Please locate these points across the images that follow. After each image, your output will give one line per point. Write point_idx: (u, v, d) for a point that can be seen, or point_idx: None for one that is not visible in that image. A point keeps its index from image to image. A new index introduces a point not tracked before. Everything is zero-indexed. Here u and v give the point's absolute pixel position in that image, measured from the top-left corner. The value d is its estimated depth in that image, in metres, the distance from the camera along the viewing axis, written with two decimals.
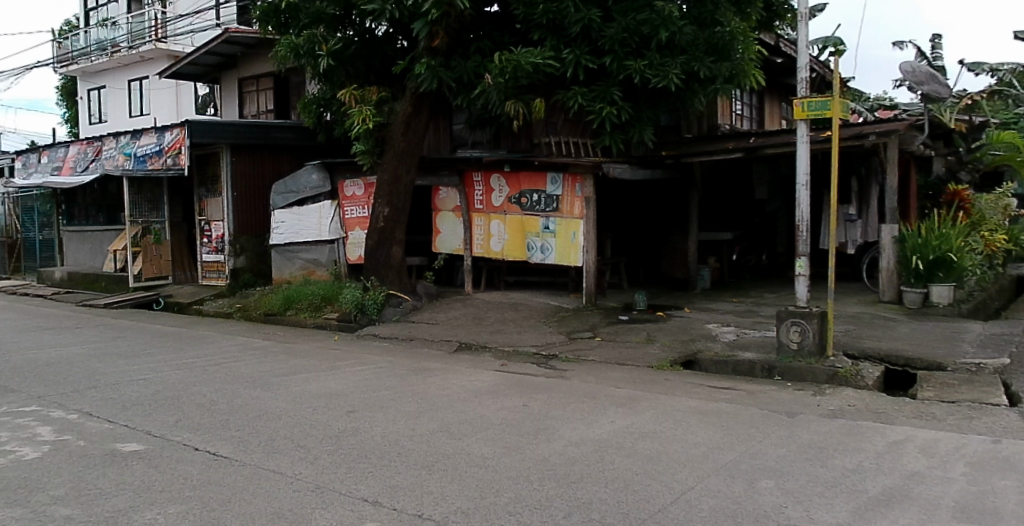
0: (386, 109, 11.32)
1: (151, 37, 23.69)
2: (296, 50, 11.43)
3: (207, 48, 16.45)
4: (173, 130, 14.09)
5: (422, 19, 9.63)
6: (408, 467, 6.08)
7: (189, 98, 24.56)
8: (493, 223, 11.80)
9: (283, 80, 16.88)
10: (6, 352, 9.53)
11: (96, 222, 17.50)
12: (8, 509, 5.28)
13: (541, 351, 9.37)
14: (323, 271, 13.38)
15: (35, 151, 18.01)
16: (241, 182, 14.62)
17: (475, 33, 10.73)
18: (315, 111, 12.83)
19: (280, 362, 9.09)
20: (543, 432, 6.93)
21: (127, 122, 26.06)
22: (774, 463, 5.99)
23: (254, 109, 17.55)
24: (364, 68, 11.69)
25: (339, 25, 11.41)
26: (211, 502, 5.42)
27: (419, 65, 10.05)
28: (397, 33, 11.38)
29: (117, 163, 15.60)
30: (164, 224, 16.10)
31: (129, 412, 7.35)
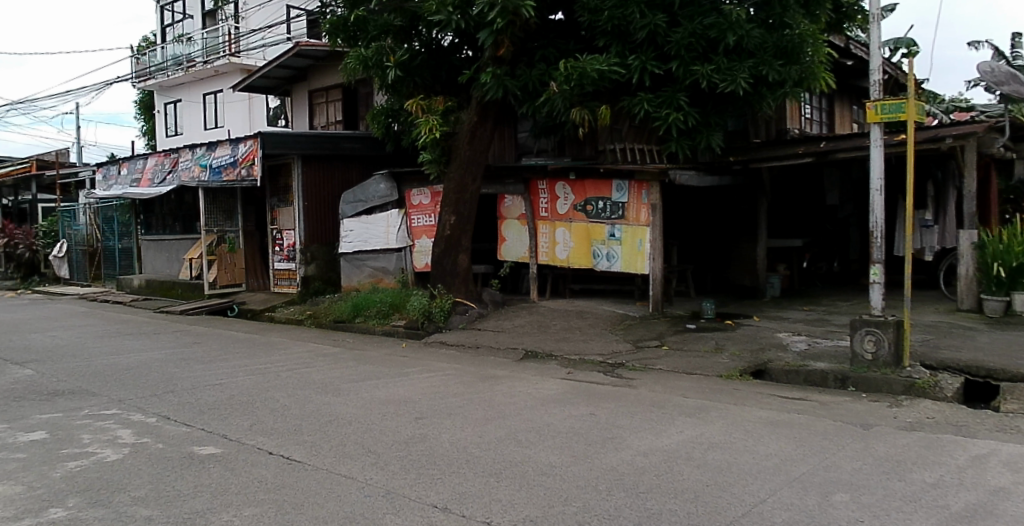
0: (452, 118, 11.46)
1: (225, 52, 24.60)
2: (365, 62, 11.51)
3: (278, 61, 16.92)
4: (246, 141, 14.45)
5: (487, 28, 9.63)
6: (476, 474, 6.08)
7: (261, 110, 25.28)
8: (559, 231, 11.77)
9: (351, 91, 17.23)
10: (90, 357, 9.87)
11: (173, 231, 18.14)
12: (92, 509, 5.45)
13: (608, 359, 9.29)
14: (390, 279, 13.53)
15: (114, 163, 18.71)
16: (312, 192, 14.92)
17: (539, 42, 10.76)
18: (383, 121, 13.01)
19: (350, 368, 9.22)
20: (610, 441, 6.86)
21: (201, 134, 27.01)
22: (850, 476, 5.80)
23: (323, 120, 17.91)
24: (430, 79, 11.84)
25: (405, 36, 11.57)
26: (285, 505, 5.50)
27: (485, 74, 10.09)
28: (462, 43, 11.59)
29: (194, 175, 15.97)
30: (238, 232, 16.56)
31: (205, 416, 7.53)
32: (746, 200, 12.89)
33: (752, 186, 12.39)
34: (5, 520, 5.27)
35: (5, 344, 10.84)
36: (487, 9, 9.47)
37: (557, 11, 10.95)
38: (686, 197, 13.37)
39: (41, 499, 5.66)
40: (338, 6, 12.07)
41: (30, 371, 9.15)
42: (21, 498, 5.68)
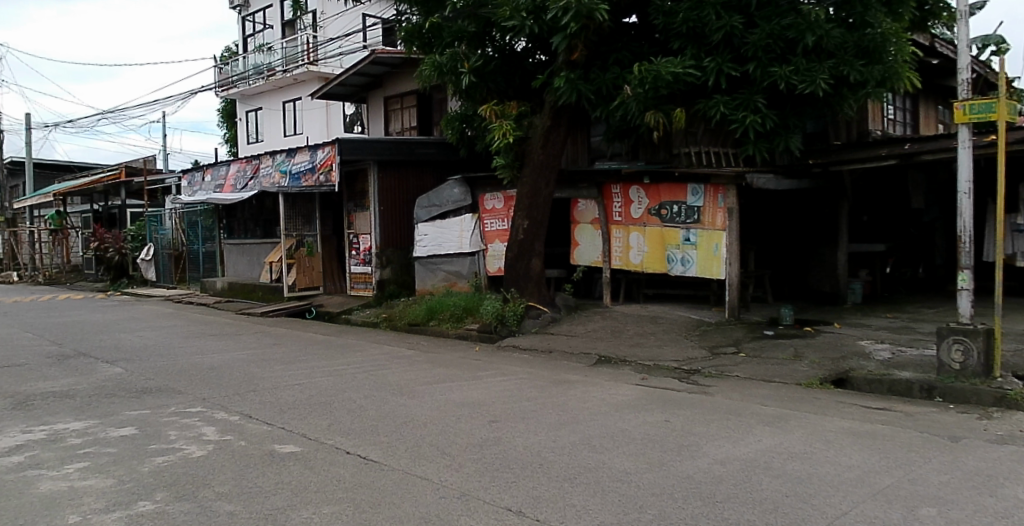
0: (525, 123, 11.46)
1: (303, 61, 25.32)
2: (440, 68, 11.66)
3: (356, 69, 17.30)
4: (325, 148, 14.79)
5: (561, 33, 9.68)
6: (550, 479, 6.05)
7: (338, 117, 25.80)
8: (632, 235, 11.71)
9: (426, 97, 17.46)
10: (178, 356, 10.24)
11: (254, 235, 18.68)
12: (179, 503, 5.62)
13: (683, 366, 9.16)
14: (464, 283, 13.66)
15: (199, 170, 19.43)
16: (387, 197, 15.17)
17: (613, 45, 10.73)
18: (457, 127, 13.12)
19: (426, 371, 9.32)
20: (686, 448, 6.74)
21: (282, 142, 27.71)
22: (939, 490, 5.56)
23: (398, 126, 18.21)
24: (503, 84, 11.93)
25: (479, 42, 11.65)
26: (363, 504, 5.57)
27: (559, 79, 10.12)
28: (536, 48, 11.62)
29: (274, 181, 16.44)
30: (315, 237, 16.89)
31: (285, 415, 7.71)
32: (825, 204, 12.56)
33: (833, 190, 12.09)
34: (97, 511, 5.48)
35: (98, 343, 11.36)
36: (561, 14, 9.51)
37: (632, 14, 10.86)
38: (763, 201, 13.12)
39: (131, 492, 5.87)
40: (413, 13, 12.21)
41: (120, 369, 9.55)
42: (112, 491, 5.91)
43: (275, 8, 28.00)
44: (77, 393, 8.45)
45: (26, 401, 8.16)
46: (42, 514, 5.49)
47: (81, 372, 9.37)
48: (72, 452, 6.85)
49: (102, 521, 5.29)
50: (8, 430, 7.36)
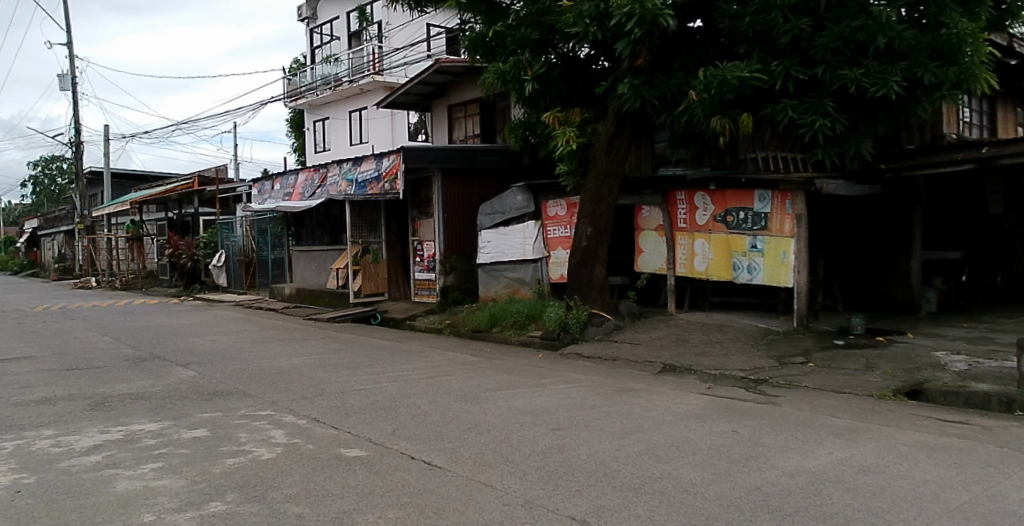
0: (589, 129, 11.72)
1: (369, 71, 25.90)
2: (503, 76, 11.63)
3: (421, 78, 17.54)
4: (390, 156, 14.97)
5: (625, 39, 9.73)
6: (614, 488, 5.97)
7: (404, 126, 26.29)
8: (697, 242, 11.62)
9: (489, 105, 17.62)
10: (251, 361, 10.48)
11: (321, 242, 19.05)
12: (249, 505, 5.73)
13: (749, 376, 8.99)
14: (527, 290, 13.65)
15: (268, 178, 19.89)
16: (451, 205, 15.31)
17: (677, 51, 10.76)
18: (520, 134, 13.17)
19: (490, 378, 9.33)
20: (753, 460, 6.59)
21: (348, 150, 28.35)
22: (1021, 508, 5.31)
23: (462, 134, 18.43)
24: (567, 91, 11.99)
25: (543, 49, 11.69)
26: (428, 510, 5.59)
27: (622, 85, 10.16)
28: (599, 54, 11.61)
29: (340, 189, 16.71)
30: (381, 244, 17.20)
31: (351, 420, 7.80)
32: (897, 211, 12.21)
33: (905, 196, 11.78)
34: (171, 510, 5.63)
35: (171, 346, 11.72)
36: (624, 20, 9.50)
37: (696, 19, 10.86)
38: (832, 207, 13.04)
39: (202, 493, 6.00)
40: (476, 22, 12.31)
41: (192, 373, 9.81)
42: (184, 491, 6.06)
43: (342, 20, 28.64)
44: (151, 395, 8.72)
45: (104, 402, 8.46)
46: (118, 513, 5.66)
47: (154, 375, 9.67)
48: (147, 452, 7.06)
49: (176, 520, 5.42)
50: (87, 430, 7.63)
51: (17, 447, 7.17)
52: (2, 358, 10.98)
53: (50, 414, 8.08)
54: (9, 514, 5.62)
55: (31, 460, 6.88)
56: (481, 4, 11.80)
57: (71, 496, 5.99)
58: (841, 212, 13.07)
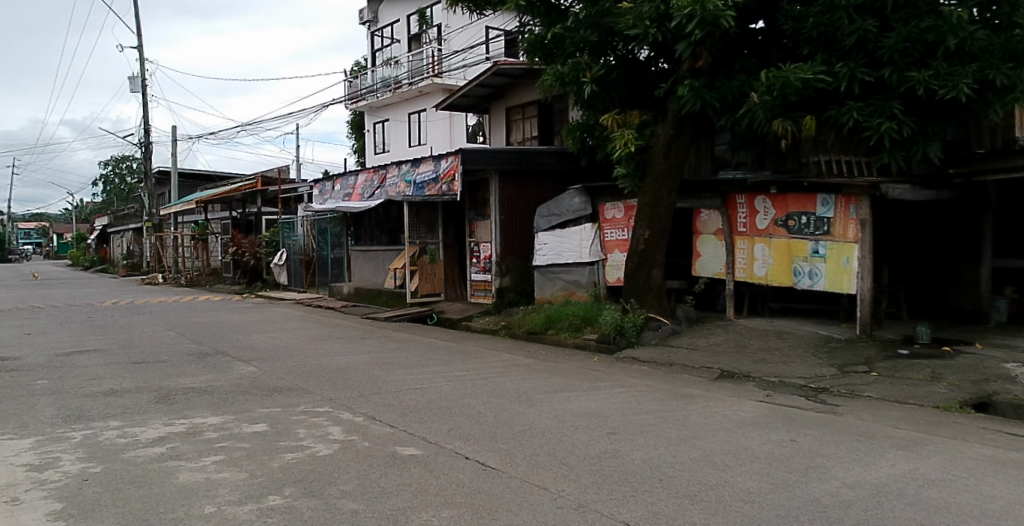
0: (647, 132, 11.49)
1: (429, 73, 26.23)
2: (562, 78, 11.79)
3: (479, 80, 17.68)
4: (448, 158, 15.16)
5: (685, 40, 9.71)
6: (669, 494, 5.89)
7: (461, 128, 26.52)
8: (757, 247, 11.51)
9: (548, 107, 17.65)
10: (312, 357, 10.69)
11: (379, 242, 19.33)
12: (306, 499, 5.82)
13: (810, 384, 8.82)
14: (583, 293, 13.62)
15: (329, 180, 20.32)
16: (508, 206, 15.37)
17: (737, 52, 10.73)
18: (578, 136, 13.22)
19: (545, 380, 9.32)
20: (813, 470, 6.43)
21: (407, 152, 28.75)
22: None
23: (519, 136, 18.49)
24: (626, 93, 11.99)
25: (602, 51, 11.71)
26: (482, 510, 5.60)
27: (683, 87, 10.09)
28: (658, 56, 11.65)
29: (399, 190, 16.97)
30: (438, 245, 17.37)
31: (407, 419, 7.87)
32: (966, 218, 11.83)
33: (975, 202, 11.47)
34: (232, 502, 5.75)
35: (234, 342, 12.01)
36: (685, 21, 9.46)
37: (758, 20, 10.83)
38: (898, 213, 12.70)
39: (261, 487, 6.12)
40: (535, 24, 12.39)
41: (254, 368, 10.03)
42: (244, 484, 6.17)
43: (402, 23, 29.02)
44: (214, 389, 8.94)
45: (169, 395, 8.70)
46: (181, 504, 5.80)
47: (217, 369, 9.92)
48: (209, 445, 7.23)
49: (236, 513, 5.53)
50: (152, 422, 7.85)
51: (86, 437, 7.43)
52: (75, 349, 11.42)
53: (118, 406, 8.35)
54: (78, 501, 5.81)
55: (98, 449, 7.11)
56: (540, 6, 11.73)
57: (136, 485, 6.16)
58: (907, 218, 12.74)
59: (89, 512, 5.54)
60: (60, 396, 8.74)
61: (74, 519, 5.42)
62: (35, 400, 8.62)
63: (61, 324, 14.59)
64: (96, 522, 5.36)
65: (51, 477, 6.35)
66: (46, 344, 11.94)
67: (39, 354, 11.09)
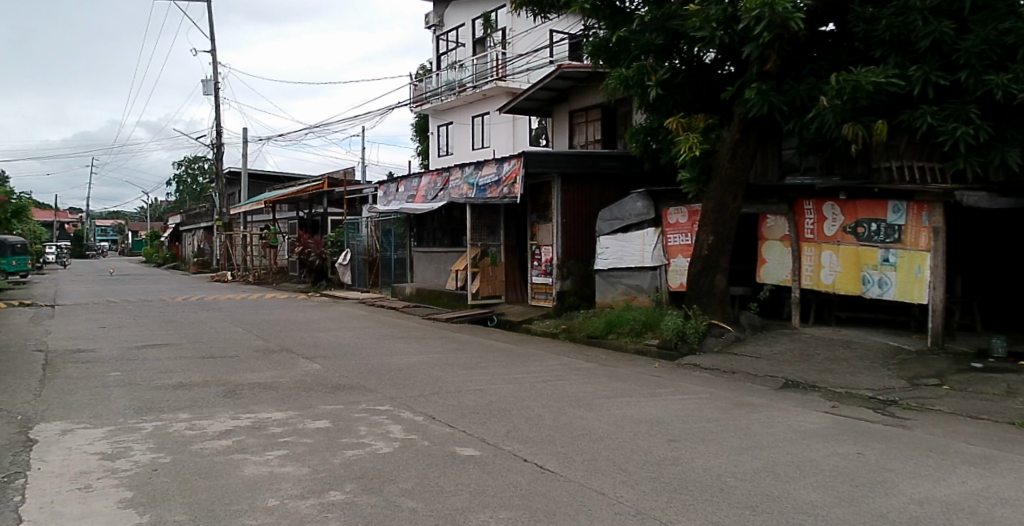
0: (713, 135, 11.49)
1: (493, 76, 26.47)
2: (625, 82, 11.65)
3: (544, 83, 17.76)
4: (510, 161, 15.20)
5: (753, 42, 9.59)
6: (730, 504, 5.75)
7: (525, 131, 26.65)
8: (824, 254, 11.31)
9: (612, 111, 17.59)
10: (375, 356, 10.87)
11: (441, 243, 19.55)
12: (366, 496, 5.89)
13: (878, 396, 8.59)
14: (645, 297, 13.55)
15: (394, 181, 20.60)
16: (570, 210, 15.35)
17: (807, 55, 10.64)
18: (641, 140, 13.19)
19: (605, 385, 9.27)
20: (879, 484, 6.22)
21: (470, 154, 29.05)
22: None
23: (583, 139, 18.50)
24: (691, 96, 11.92)
25: (667, 54, 11.62)
26: (539, 513, 5.57)
27: (750, 90, 10.01)
28: (725, 59, 11.56)
29: (461, 192, 17.06)
30: (499, 247, 17.52)
31: (466, 420, 7.91)
32: None
33: None
34: (294, 496, 5.86)
35: (300, 339, 12.30)
36: (753, 24, 9.39)
37: (829, 22, 10.71)
38: (982, 222, 12.21)
39: (323, 482, 6.22)
40: (600, 28, 12.47)
41: (317, 366, 10.24)
42: (306, 479, 6.29)
43: (467, 27, 29.37)
44: (278, 386, 9.13)
45: (235, 390, 8.93)
46: (245, 496, 5.93)
47: (282, 366, 10.14)
48: (273, 440, 7.39)
49: (299, 507, 5.64)
50: (219, 415, 8.06)
51: (156, 428, 7.67)
52: (148, 343, 11.84)
53: (186, 398, 8.61)
54: (147, 490, 5.99)
55: (167, 440, 7.34)
56: (605, 9, 11.85)
57: (202, 477, 6.32)
58: (984, 225, 12.24)
59: (156, 502, 5.71)
60: (131, 388, 9.05)
61: (144, 508, 5.59)
62: (109, 390, 8.97)
63: (134, 318, 15.15)
64: (165, 511, 5.52)
65: (123, 466, 6.58)
66: (121, 337, 12.42)
67: (113, 347, 11.53)
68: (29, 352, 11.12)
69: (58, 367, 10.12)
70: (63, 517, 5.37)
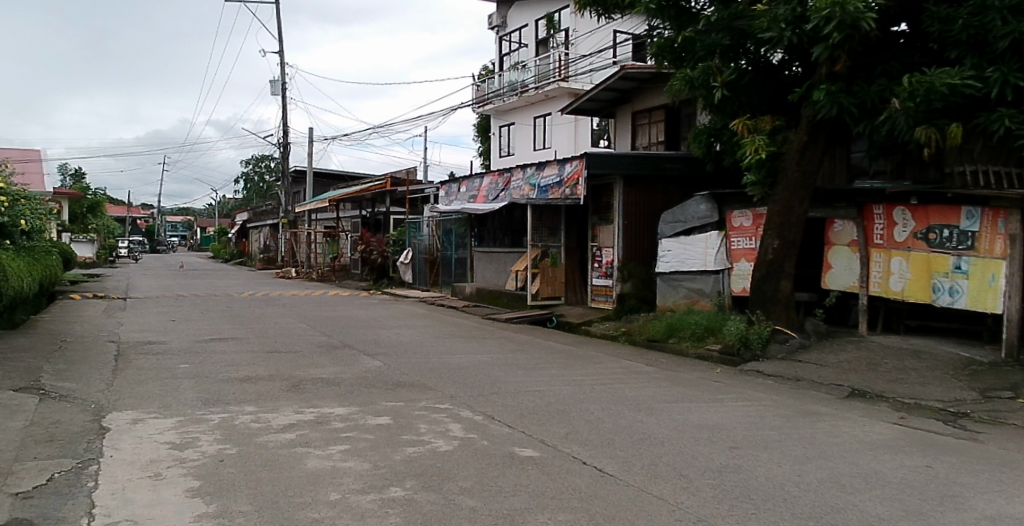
0: (780, 138, 11.33)
1: (555, 77, 26.54)
2: (691, 82, 11.64)
3: (607, 84, 17.68)
4: (573, 161, 15.17)
5: (823, 43, 9.43)
6: (793, 514, 5.65)
7: (587, 131, 26.69)
8: (894, 260, 11.06)
9: (676, 111, 17.44)
10: (435, 355, 11.00)
11: (501, 243, 19.67)
12: (427, 493, 5.97)
13: (949, 408, 8.36)
14: (707, 302, 13.39)
15: (456, 181, 20.76)
16: (632, 211, 15.29)
17: (878, 56, 10.38)
18: (705, 141, 13.15)
19: (666, 389, 9.22)
20: (950, 499, 6.03)
21: (531, 155, 29.18)
22: None
23: (645, 140, 18.41)
24: (757, 97, 11.78)
25: (733, 54, 11.50)
26: (598, 516, 5.55)
27: (818, 91, 9.90)
28: (793, 59, 11.45)
29: (523, 193, 17.10)
30: (560, 248, 17.49)
31: (526, 420, 7.94)
32: None
33: None
34: (356, 491, 5.97)
35: (361, 336, 12.52)
36: (823, 24, 9.24)
37: (902, 22, 10.46)
38: None
39: (384, 478, 6.32)
40: (664, 28, 12.41)
41: (378, 362, 10.42)
42: (367, 475, 6.39)
43: (530, 28, 29.49)
44: (340, 382, 9.31)
45: (299, 384, 9.15)
46: (308, 489, 6.05)
47: (344, 363, 10.33)
48: (335, 434, 7.53)
49: (361, 501, 5.74)
50: (283, 409, 8.26)
51: (222, 420, 7.88)
52: (215, 336, 12.22)
53: (251, 392, 8.85)
54: (213, 481, 6.17)
55: (233, 431, 7.54)
56: (671, 10, 11.87)
57: (267, 469, 6.48)
58: None
59: (223, 492, 5.87)
60: (199, 380, 9.34)
61: (210, 497, 5.75)
62: (178, 381, 9.28)
63: (201, 311, 15.64)
64: (231, 501, 5.67)
65: (191, 456, 6.77)
66: (189, 330, 12.82)
67: (182, 340, 11.92)
68: (103, 342, 11.58)
69: (131, 358, 10.51)
70: (135, 504, 5.55)
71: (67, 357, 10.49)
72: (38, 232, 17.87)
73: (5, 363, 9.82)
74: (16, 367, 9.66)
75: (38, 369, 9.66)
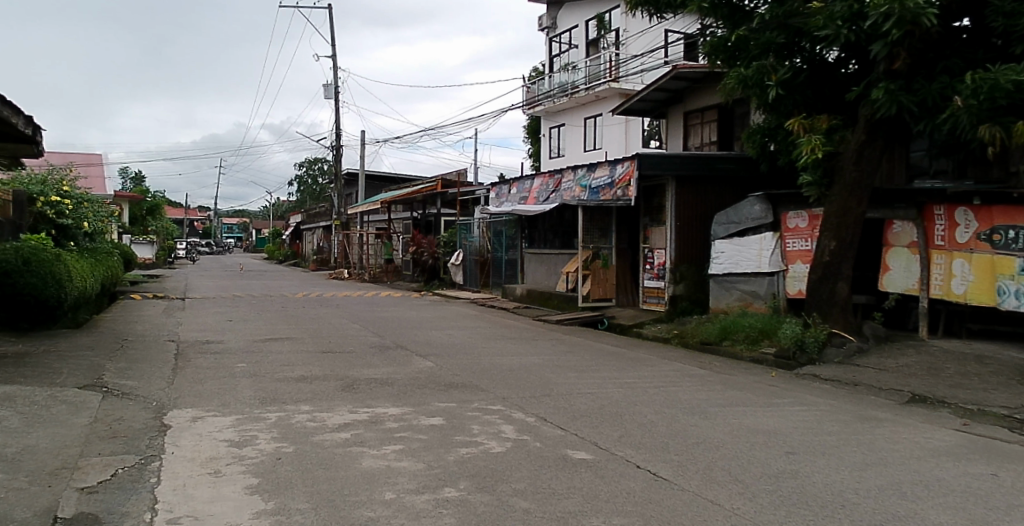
0: (836, 137, 11.06)
1: (607, 77, 26.46)
2: (745, 81, 11.47)
3: (659, 84, 17.55)
4: (625, 162, 15.10)
5: (881, 40, 9.31)
6: (851, 521, 5.55)
7: (637, 131, 26.55)
8: (956, 262, 10.81)
9: (729, 111, 17.22)
10: (490, 357, 11.07)
11: (551, 244, 19.69)
12: (480, 494, 6.02)
13: (1016, 414, 8.11)
14: (761, 304, 13.24)
15: (506, 183, 20.85)
16: (683, 212, 15.16)
17: (940, 52, 10.17)
18: (758, 140, 13.01)
19: (721, 393, 9.15)
20: (1016, 509, 5.85)
21: (581, 156, 29.14)
22: None
23: (697, 141, 18.20)
24: (813, 96, 11.63)
25: (787, 52, 11.33)
26: (651, 519, 5.54)
27: (877, 89, 9.73)
28: (849, 57, 11.17)
29: (573, 194, 17.09)
30: (611, 250, 17.54)
31: (578, 423, 7.96)
32: None
33: None
34: (411, 491, 6.05)
35: (413, 337, 12.66)
36: (881, 20, 9.06)
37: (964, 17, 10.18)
38: None
39: (438, 478, 6.39)
40: (717, 27, 12.30)
41: (430, 363, 10.52)
42: (421, 475, 6.47)
43: (580, 28, 29.42)
44: (393, 382, 9.43)
45: (353, 384, 9.30)
46: (363, 488, 6.14)
47: (397, 363, 10.47)
48: (389, 434, 7.63)
49: (416, 501, 5.81)
50: (338, 409, 8.39)
51: (279, 419, 8.05)
52: (272, 336, 12.49)
53: (308, 391, 9.03)
54: (270, 478, 6.30)
55: (291, 430, 7.70)
56: (723, 8, 11.72)
57: (324, 468, 6.60)
58: None
59: (281, 490, 6.00)
60: (256, 379, 9.55)
61: (269, 495, 5.88)
62: (236, 380, 9.51)
63: (259, 312, 16.01)
64: (289, 499, 5.79)
65: (249, 454, 6.94)
66: (247, 329, 13.13)
67: (240, 339, 12.21)
68: (164, 341, 11.92)
69: (192, 357, 10.80)
70: (195, 500, 5.70)
71: (131, 355, 10.83)
72: (100, 231, 18.46)
73: (71, 360, 10.19)
74: (81, 365, 10.00)
75: (102, 367, 10.00)
